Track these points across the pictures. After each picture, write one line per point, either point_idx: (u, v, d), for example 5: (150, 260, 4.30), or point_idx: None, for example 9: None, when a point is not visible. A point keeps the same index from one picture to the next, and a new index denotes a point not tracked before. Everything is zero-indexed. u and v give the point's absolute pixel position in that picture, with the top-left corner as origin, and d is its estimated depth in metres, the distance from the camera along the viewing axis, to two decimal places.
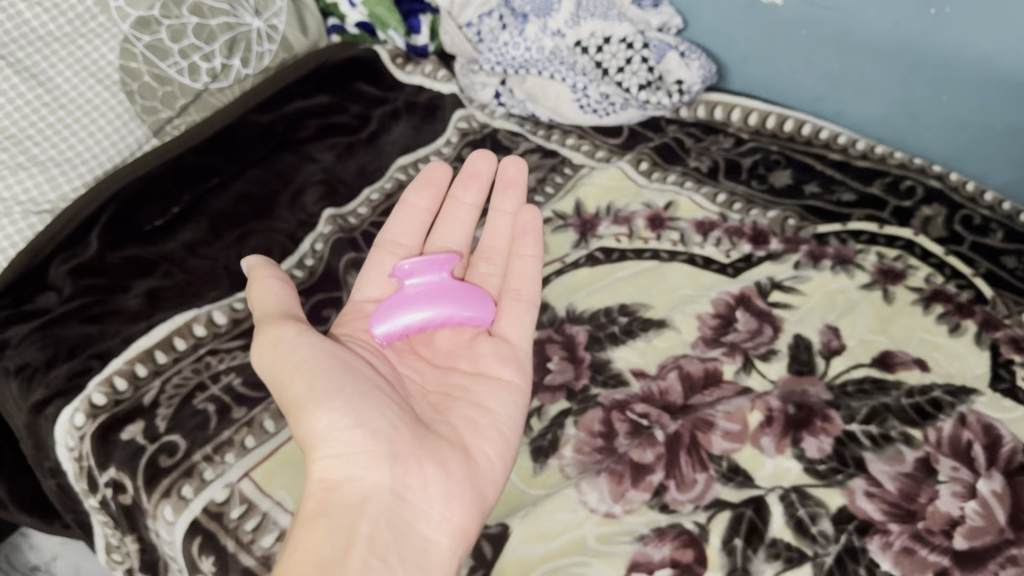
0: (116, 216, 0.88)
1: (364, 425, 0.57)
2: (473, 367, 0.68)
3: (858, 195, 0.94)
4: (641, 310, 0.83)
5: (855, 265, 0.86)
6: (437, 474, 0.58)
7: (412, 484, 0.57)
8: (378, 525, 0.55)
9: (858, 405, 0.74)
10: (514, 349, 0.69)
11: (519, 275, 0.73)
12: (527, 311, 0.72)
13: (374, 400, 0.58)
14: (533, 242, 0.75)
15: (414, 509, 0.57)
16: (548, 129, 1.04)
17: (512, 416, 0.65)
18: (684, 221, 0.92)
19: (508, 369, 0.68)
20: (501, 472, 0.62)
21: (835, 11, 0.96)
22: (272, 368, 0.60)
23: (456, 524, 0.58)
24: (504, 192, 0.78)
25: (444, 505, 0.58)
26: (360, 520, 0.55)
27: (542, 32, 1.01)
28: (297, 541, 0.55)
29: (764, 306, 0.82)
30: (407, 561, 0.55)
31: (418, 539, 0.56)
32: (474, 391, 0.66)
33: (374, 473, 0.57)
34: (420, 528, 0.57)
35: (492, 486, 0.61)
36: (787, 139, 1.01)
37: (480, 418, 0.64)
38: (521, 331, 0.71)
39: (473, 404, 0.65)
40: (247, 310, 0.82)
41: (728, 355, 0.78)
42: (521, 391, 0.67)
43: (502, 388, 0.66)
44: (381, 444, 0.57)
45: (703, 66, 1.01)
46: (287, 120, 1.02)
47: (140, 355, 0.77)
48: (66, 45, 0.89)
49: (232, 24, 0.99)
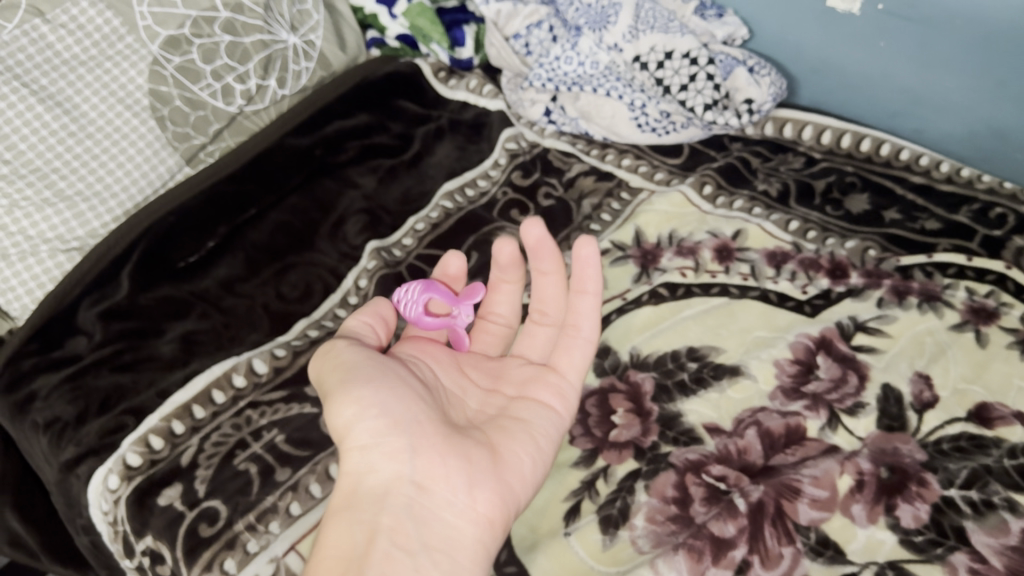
0: (149, 254, 0.82)
1: (387, 414, 0.53)
2: (516, 390, 0.64)
3: (943, 222, 0.86)
4: (712, 354, 0.77)
5: (943, 303, 0.79)
6: (461, 465, 0.54)
7: (435, 475, 0.53)
8: (400, 517, 0.51)
9: (957, 467, 0.67)
10: (558, 376, 0.65)
11: (576, 309, 0.66)
12: (580, 348, 0.66)
13: (398, 392, 0.54)
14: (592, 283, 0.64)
15: (436, 497, 0.52)
16: (602, 148, 0.97)
17: (547, 428, 0.61)
18: (754, 252, 0.85)
19: (551, 395, 0.64)
20: (531, 469, 0.57)
21: (914, 23, 0.87)
22: (331, 358, 0.57)
23: (483, 513, 0.53)
24: (540, 257, 0.65)
25: (469, 492, 0.53)
26: (381, 512, 0.51)
27: (597, 47, 0.96)
28: (323, 538, 0.51)
29: (847, 350, 0.76)
30: (432, 549, 0.50)
31: (443, 527, 0.51)
32: (511, 407, 0.62)
33: (395, 463, 0.52)
34: (445, 515, 0.52)
35: (523, 484, 0.57)
36: (864, 159, 0.93)
37: (512, 424, 0.60)
38: (573, 364, 0.66)
39: (505, 415, 0.61)
40: (289, 358, 0.77)
41: (811, 410, 0.72)
42: (559, 415, 0.63)
43: (536, 403, 0.62)
44: (401, 434, 0.53)
45: (774, 83, 0.93)
46: (326, 142, 0.95)
47: (176, 411, 0.72)
48: (92, 69, 0.84)
49: (267, 41, 0.94)
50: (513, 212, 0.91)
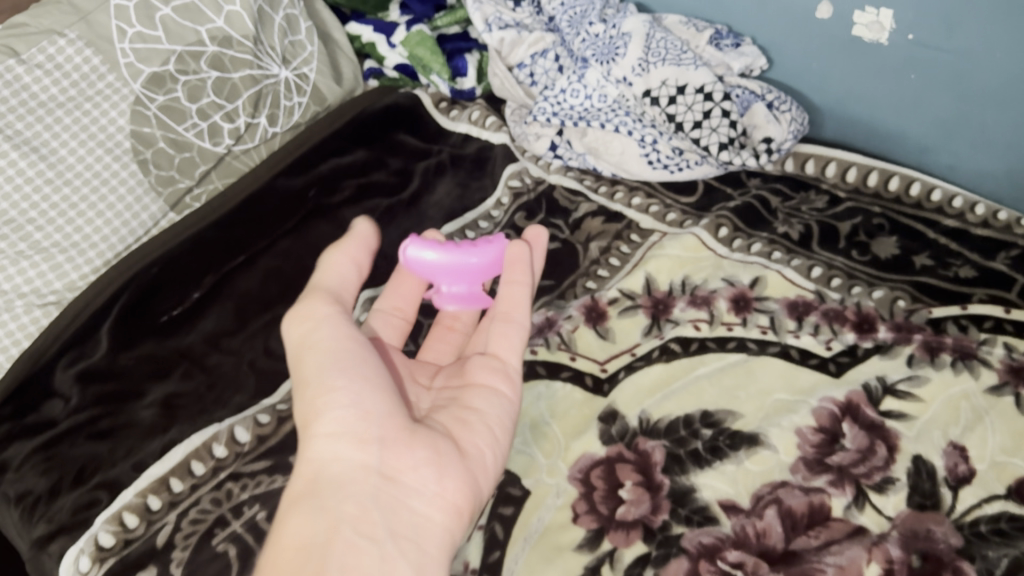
0: (129, 308, 0.78)
1: (358, 405, 0.51)
2: (462, 380, 0.60)
3: (977, 269, 0.80)
4: (729, 420, 0.71)
5: (979, 361, 0.73)
6: (428, 456, 0.51)
7: (402, 465, 0.50)
8: (364, 505, 0.48)
9: (997, 555, 0.61)
10: (501, 364, 0.60)
11: (507, 297, 0.62)
12: (516, 334, 0.61)
13: (369, 381, 0.52)
14: (521, 268, 0.62)
15: (405, 487, 0.50)
16: (611, 184, 0.91)
17: (503, 418, 0.57)
18: (774, 301, 0.80)
19: (497, 377, 0.59)
20: (493, 461, 0.55)
21: (950, 53, 0.81)
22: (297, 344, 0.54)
23: (451, 502, 0.51)
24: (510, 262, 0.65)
25: (438, 481, 0.51)
26: (345, 499, 0.48)
27: (605, 79, 0.91)
28: (282, 524, 0.48)
29: (875, 417, 0.70)
30: (399, 536, 0.48)
31: (411, 516, 0.49)
32: (465, 396, 0.58)
33: (362, 452, 0.50)
34: (413, 504, 0.50)
35: (486, 476, 0.54)
36: (893, 200, 0.88)
37: (470, 415, 0.56)
38: (512, 347, 0.61)
39: (463, 406, 0.57)
40: (273, 425, 0.72)
41: (836, 486, 0.66)
42: (511, 401, 0.59)
43: (491, 391, 0.58)
44: (372, 426, 0.50)
45: (795, 119, 0.89)
46: (321, 181, 0.91)
47: (152, 485, 0.68)
48: (71, 110, 0.78)
49: (257, 77, 0.90)
50: None
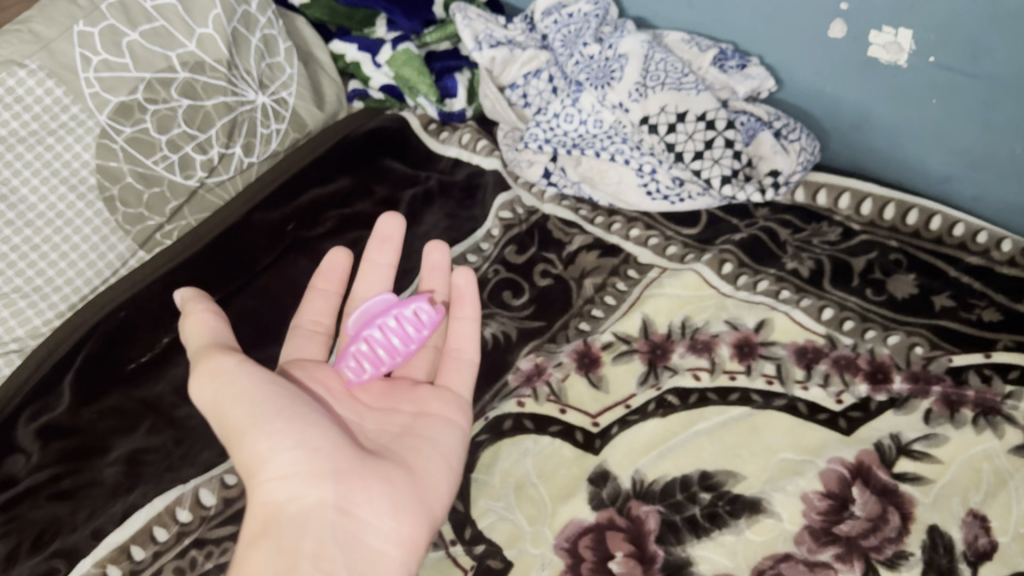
0: (94, 356, 0.74)
1: (303, 445, 0.48)
2: (413, 406, 0.58)
3: (1002, 312, 0.75)
4: (730, 483, 0.65)
5: (1004, 418, 0.67)
6: (382, 490, 0.49)
7: (358, 499, 0.48)
8: (323, 543, 0.46)
9: None
10: (455, 396, 0.60)
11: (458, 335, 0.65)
12: (467, 368, 0.63)
13: (309, 418, 0.49)
14: (470, 304, 0.66)
15: (361, 523, 0.47)
16: (609, 215, 0.87)
17: (457, 448, 0.56)
18: (781, 346, 0.74)
19: (452, 410, 0.59)
20: (448, 489, 0.53)
21: (976, 78, 0.77)
22: (212, 405, 0.50)
23: (407, 536, 0.49)
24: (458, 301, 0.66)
25: (393, 517, 0.49)
26: (305, 537, 0.46)
27: (600, 104, 0.88)
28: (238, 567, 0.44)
29: (888, 480, 0.64)
30: None
31: (368, 552, 0.47)
32: (416, 425, 0.57)
33: (318, 488, 0.47)
34: (370, 540, 0.47)
35: (440, 504, 0.52)
36: (911, 234, 0.83)
37: (421, 442, 0.55)
38: (464, 382, 0.62)
39: (414, 433, 0.56)
40: (240, 487, 0.67)
41: (844, 561, 0.60)
42: (463, 430, 0.58)
43: (439, 417, 0.58)
44: (324, 461, 0.48)
45: (804, 149, 0.86)
46: (301, 214, 0.87)
47: (111, 554, 0.63)
48: (33, 146, 0.74)
49: (231, 104, 0.86)
50: (505, 295, 0.80)
